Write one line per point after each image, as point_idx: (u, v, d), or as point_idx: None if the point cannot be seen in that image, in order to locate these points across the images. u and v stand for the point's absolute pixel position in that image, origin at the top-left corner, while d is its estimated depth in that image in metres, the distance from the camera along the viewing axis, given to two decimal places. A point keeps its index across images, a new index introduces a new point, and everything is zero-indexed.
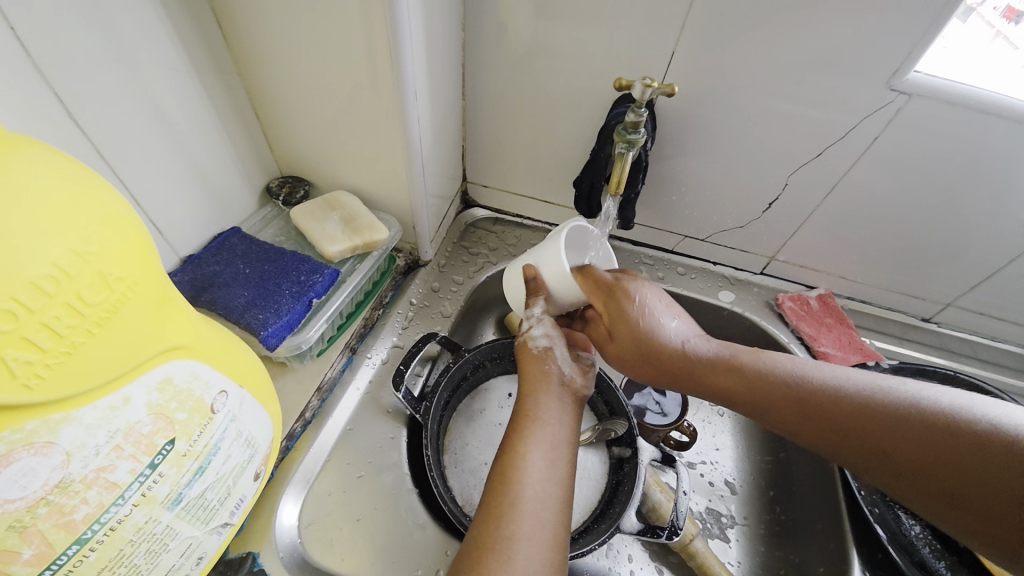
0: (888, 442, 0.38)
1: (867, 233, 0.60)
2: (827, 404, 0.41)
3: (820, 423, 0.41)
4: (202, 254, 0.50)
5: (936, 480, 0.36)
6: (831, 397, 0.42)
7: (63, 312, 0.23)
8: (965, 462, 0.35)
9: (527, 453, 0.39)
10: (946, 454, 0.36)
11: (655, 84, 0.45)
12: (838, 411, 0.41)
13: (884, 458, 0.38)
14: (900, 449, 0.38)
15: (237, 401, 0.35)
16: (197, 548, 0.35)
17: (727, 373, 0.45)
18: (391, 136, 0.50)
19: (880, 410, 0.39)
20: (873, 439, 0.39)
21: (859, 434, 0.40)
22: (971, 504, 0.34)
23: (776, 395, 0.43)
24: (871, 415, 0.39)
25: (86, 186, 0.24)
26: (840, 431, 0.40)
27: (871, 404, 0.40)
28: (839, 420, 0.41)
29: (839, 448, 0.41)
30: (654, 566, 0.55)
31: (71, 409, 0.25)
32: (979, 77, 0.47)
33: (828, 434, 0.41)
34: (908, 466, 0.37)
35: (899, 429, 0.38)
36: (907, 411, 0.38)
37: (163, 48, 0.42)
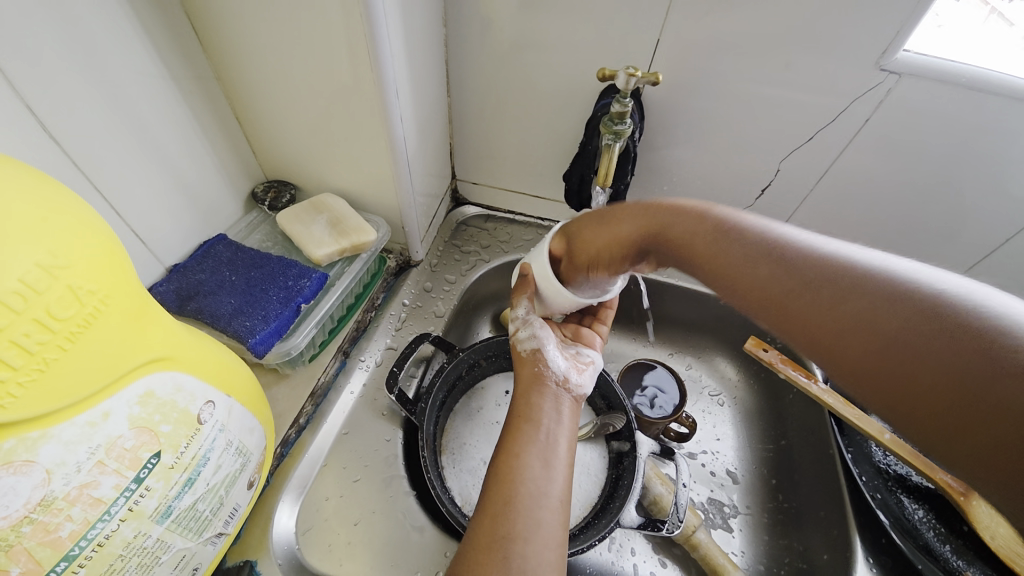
0: (849, 327, 0.27)
1: (862, 217, 0.60)
2: (811, 279, 0.29)
3: (780, 296, 0.30)
4: (188, 262, 0.49)
5: (873, 360, 0.26)
6: (813, 267, 0.29)
7: (33, 328, 0.22)
8: (955, 359, 0.23)
9: (522, 456, 0.39)
10: (888, 339, 0.25)
11: (639, 73, 0.44)
12: (816, 284, 0.29)
13: (873, 347, 0.26)
14: (893, 343, 0.25)
15: (225, 411, 0.35)
16: (191, 559, 0.35)
17: (693, 241, 0.37)
18: (374, 136, 0.49)
19: (867, 290, 0.27)
20: (853, 325, 0.27)
21: (863, 328, 0.26)
22: (950, 415, 0.23)
23: (771, 269, 0.31)
24: (836, 293, 0.28)
25: (52, 199, 0.24)
26: (801, 304, 0.29)
27: (863, 278, 0.27)
28: (816, 300, 0.28)
29: (811, 330, 0.29)
30: (657, 559, 0.55)
31: (48, 426, 0.24)
32: (970, 54, 0.46)
33: (789, 311, 0.30)
34: (923, 369, 0.24)
35: (882, 309, 0.26)
36: (897, 296, 0.25)
37: (138, 55, 0.41)
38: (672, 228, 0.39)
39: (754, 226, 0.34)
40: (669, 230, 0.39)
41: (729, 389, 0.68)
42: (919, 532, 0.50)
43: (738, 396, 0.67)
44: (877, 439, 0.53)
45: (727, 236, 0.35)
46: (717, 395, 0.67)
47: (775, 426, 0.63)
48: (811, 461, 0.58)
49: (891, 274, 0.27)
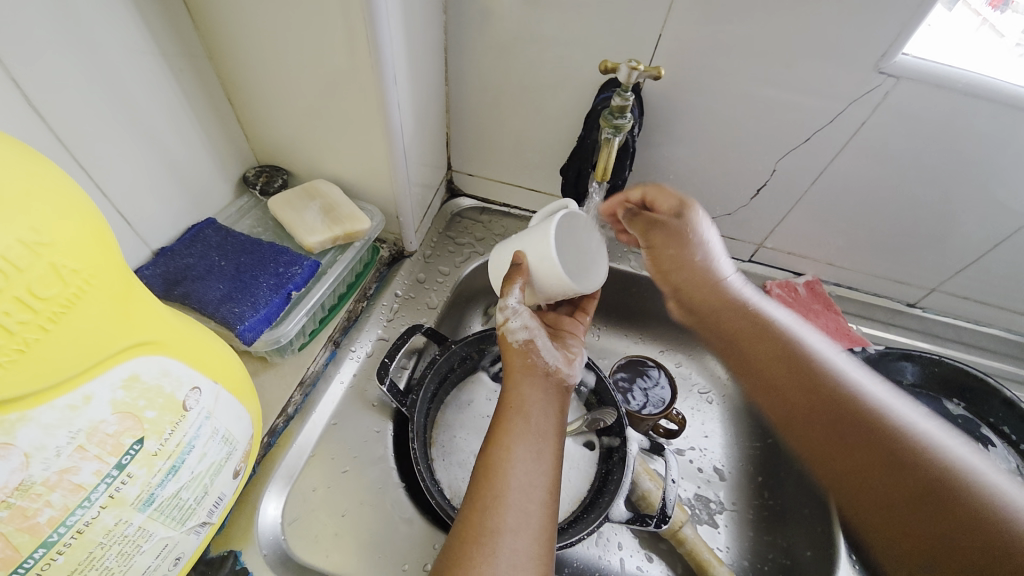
0: (844, 432, 0.43)
1: (855, 219, 0.60)
2: (809, 392, 0.46)
3: (790, 386, 0.48)
4: (175, 246, 0.48)
5: (871, 473, 0.41)
6: (802, 356, 0.49)
7: (13, 307, 0.21)
8: (915, 485, 0.38)
9: (513, 447, 0.38)
10: (880, 453, 0.41)
11: (641, 67, 0.44)
12: (804, 374, 0.48)
13: (854, 461, 0.42)
14: (872, 425, 0.42)
15: (212, 398, 0.34)
16: (174, 548, 0.34)
17: (748, 321, 0.53)
18: (371, 122, 0.48)
19: (872, 418, 0.42)
20: (840, 430, 0.44)
21: (841, 429, 0.44)
22: (895, 495, 0.39)
23: (784, 362, 0.49)
24: (853, 418, 0.43)
25: (34, 173, 0.23)
26: (813, 420, 0.46)
27: (861, 397, 0.44)
28: (826, 419, 0.45)
29: (826, 435, 0.45)
30: (644, 553, 0.55)
31: (27, 409, 0.23)
32: (966, 61, 0.46)
33: (809, 425, 0.46)
34: (871, 468, 0.41)
35: (879, 422, 0.42)
36: (892, 422, 0.42)
37: (128, 31, 0.40)
38: (722, 312, 0.55)
39: (807, 343, 0.50)
40: (715, 296, 0.56)
41: (718, 386, 0.68)
42: None
43: (727, 393, 0.67)
44: None
45: (772, 338, 0.51)
46: (706, 394, 0.68)
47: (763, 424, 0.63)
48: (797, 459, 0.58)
49: (895, 414, 0.42)
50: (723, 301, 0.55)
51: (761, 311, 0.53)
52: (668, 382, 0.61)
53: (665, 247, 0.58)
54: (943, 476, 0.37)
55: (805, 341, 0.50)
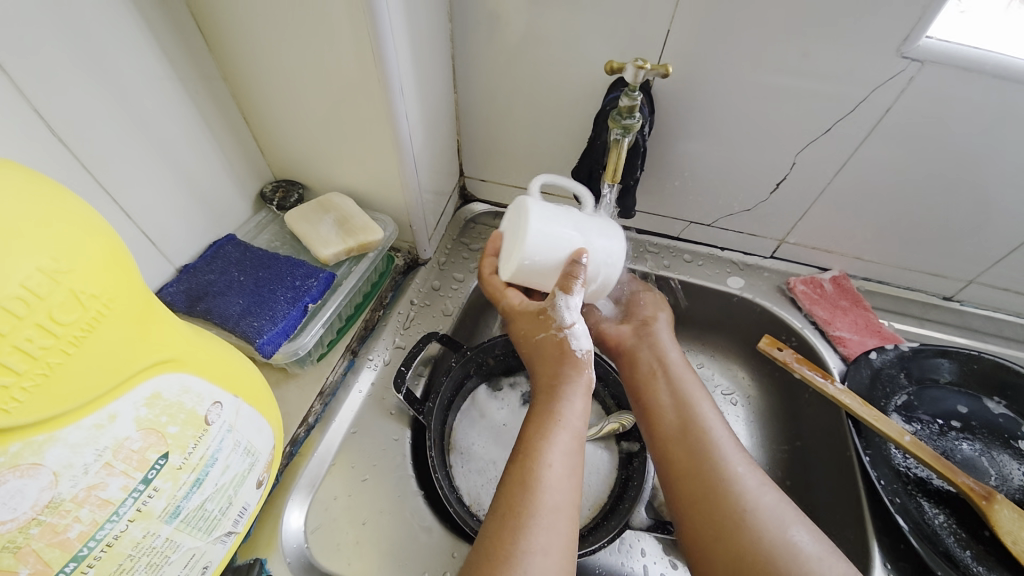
0: (699, 487, 0.42)
1: (882, 211, 0.58)
2: (693, 449, 0.44)
3: (671, 438, 0.46)
4: (197, 263, 0.50)
5: (712, 534, 0.40)
6: (693, 415, 0.47)
7: (36, 333, 0.23)
8: (736, 548, 0.38)
9: (551, 459, 0.38)
10: (712, 514, 0.41)
11: (648, 65, 0.43)
12: (691, 431, 0.46)
13: (694, 507, 0.42)
14: (716, 498, 0.41)
15: (232, 411, 0.35)
16: (202, 558, 0.35)
17: (648, 366, 0.52)
18: (380, 134, 0.49)
19: (727, 484, 0.41)
20: (699, 484, 0.42)
21: (695, 486, 0.43)
22: (717, 562, 0.39)
23: (674, 411, 0.47)
24: (714, 478, 0.42)
25: (52, 203, 0.24)
26: (682, 465, 0.44)
27: (722, 465, 0.43)
28: (688, 470, 0.44)
29: (677, 479, 0.44)
30: (668, 560, 0.54)
31: (54, 430, 0.24)
32: (998, 40, 0.44)
33: (674, 463, 0.45)
34: (711, 528, 0.40)
35: (726, 494, 0.41)
36: (739, 493, 0.41)
37: (144, 57, 0.41)
38: (642, 362, 0.53)
39: (688, 392, 0.49)
40: (639, 348, 0.54)
41: (743, 389, 0.67)
42: (938, 538, 0.49)
43: (752, 396, 0.67)
44: (896, 441, 0.50)
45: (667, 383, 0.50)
46: (730, 395, 0.67)
47: (790, 426, 0.62)
48: (827, 461, 0.56)
49: (740, 482, 0.41)
50: (642, 351, 0.54)
51: (677, 369, 0.51)
52: None
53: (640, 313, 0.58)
54: (767, 553, 0.37)
55: (692, 391, 0.49)
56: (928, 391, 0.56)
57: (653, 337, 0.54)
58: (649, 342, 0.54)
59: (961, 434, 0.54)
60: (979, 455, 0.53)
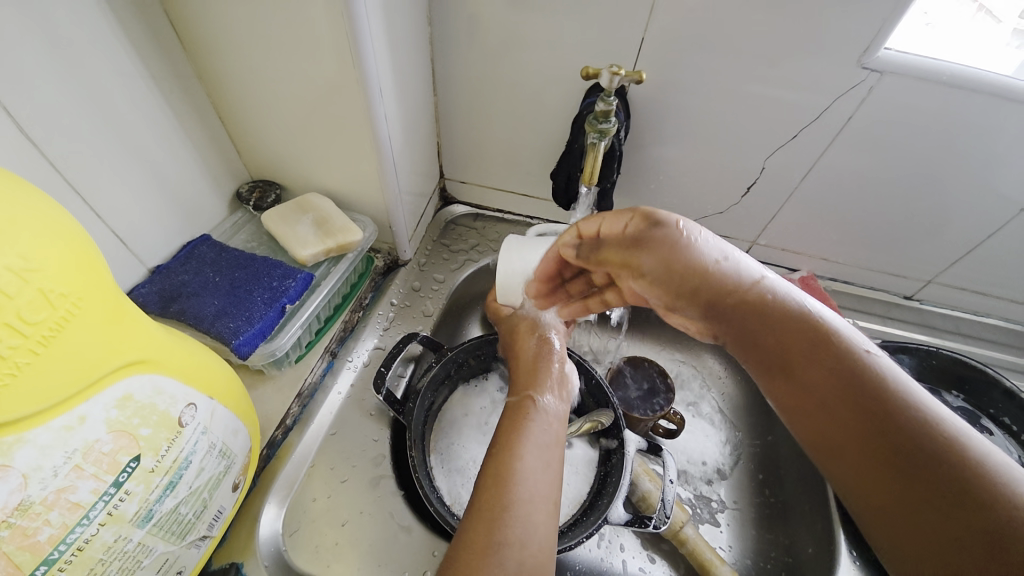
0: (873, 425, 0.34)
1: (847, 214, 0.60)
2: (855, 383, 0.35)
3: (822, 383, 0.37)
4: (171, 264, 0.49)
5: (870, 459, 0.34)
6: (839, 348, 0.37)
7: (4, 332, 0.22)
8: (945, 485, 0.31)
9: (524, 453, 0.39)
10: (867, 436, 0.34)
11: (623, 71, 0.44)
12: (841, 367, 0.36)
13: (871, 447, 0.34)
14: (903, 430, 0.33)
15: (207, 413, 0.35)
16: (175, 563, 0.35)
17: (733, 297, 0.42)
18: (359, 134, 0.49)
19: (909, 410, 0.33)
20: (869, 423, 0.34)
21: (871, 427, 0.34)
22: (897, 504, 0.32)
23: (812, 348, 0.38)
24: (891, 408, 0.34)
25: (19, 201, 0.23)
26: (839, 408, 0.36)
27: (894, 391, 0.34)
28: (857, 408, 0.35)
29: (842, 426, 0.35)
30: (646, 554, 0.55)
31: (23, 431, 0.24)
32: (952, 52, 0.46)
33: (834, 412, 0.36)
34: (902, 471, 0.32)
35: (886, 407, 0.34)
36: (925, 419, 0.33)
37: (116, 54, 0.41)
38: (733, 300, 0.42)
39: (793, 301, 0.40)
40: (721, 287, 0.42)
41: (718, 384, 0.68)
42: None
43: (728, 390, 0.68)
44: None
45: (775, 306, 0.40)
46: (704, 390, 0.68)
47: (763, 421, 0.63)
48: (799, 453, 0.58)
49: (920, 405, 0.34)
50: (746, 296, 0.41)
51: (787, 297, 0.40)
52: (666, 384, 0.61)
53: (663, 253, 0.43)
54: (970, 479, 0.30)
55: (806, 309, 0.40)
56: None
57: (696, 261, 0.42)
58: (722, 282, 0.42)
59: None
60: None
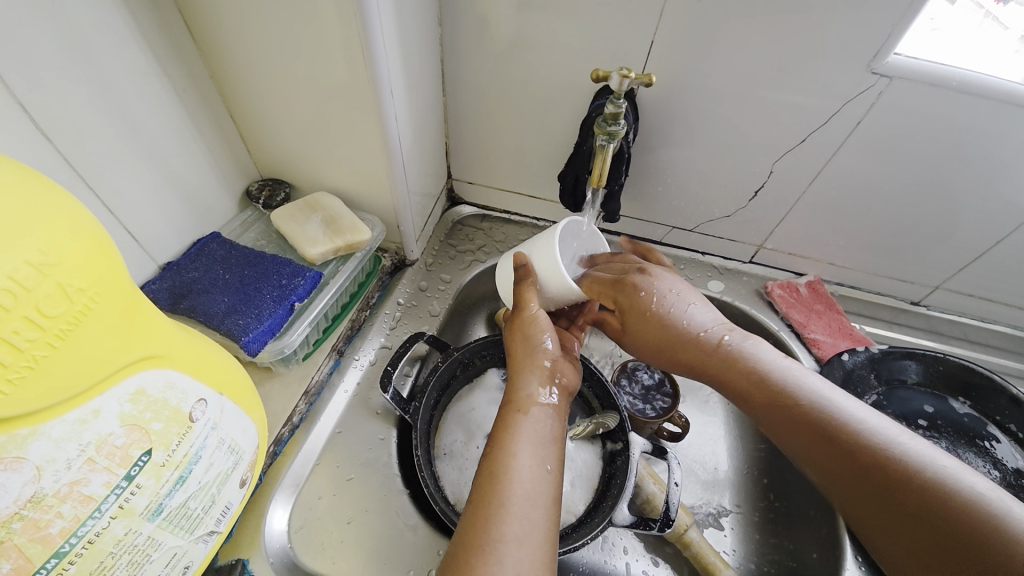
0: (867, 480, 0.37)
1: (854, 219, 0.60)
2: (839, 443, 0.38)
3: (813, 447, 0.40)
4: (181, 261, 0.49)
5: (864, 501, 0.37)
6: (805, 403, 0.41)
7: (22, 325, 0.22)
8: (955, 539, 0.32)
9: (519, 449, 0.39)
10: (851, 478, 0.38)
11: (633, 74, 0.45)
12: (818, 424, 0.40)
13: (880, 510, 0.36)
14: (907, 487, 0.35)
15: (217, 409, 0.35)
16: (183, 557, 0.35)
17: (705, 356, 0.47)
18: (369, 134, 0.49)
19: (898, 464, 0.36)
20: (867, 483, 0.36)
21: (867, 484, 0.37)
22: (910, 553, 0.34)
23: (789, 409, 0.42)
24: (882, 464, 0.36)
25: (40, 196, 0.24)
26: (836, 469, 0.38)
27: (873, 444, 0.37)
28: (851, 469, 0.37)
29: (835, 482, 0.38)
30: (650, 557, 0.55)
31: (38, 423, 0.24)
32: (962, 59, 0.46)
33: (827, 468, 0.39)
34: (918, 532, 0.34)
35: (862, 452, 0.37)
36: (918, 468, 0.35)
37: (131, 53, 0.41)
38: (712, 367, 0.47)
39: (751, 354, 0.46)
40: (693, 349, 0.47)
41: None
42: None
43: None
44: None
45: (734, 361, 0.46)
46: (710, 394, 0.67)
47: None
48: None
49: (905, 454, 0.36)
50: (715, 359, 0.47)
51: (746, 353, 0.46)
52: (670, 386, 0.61)
53: (645, 323, 0.49)
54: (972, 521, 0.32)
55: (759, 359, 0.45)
56: (897, 391, 0.58)
57: (675, 327, 0.48)
58: (694, 343, 0.47)
59: (928, 433, 0.56)
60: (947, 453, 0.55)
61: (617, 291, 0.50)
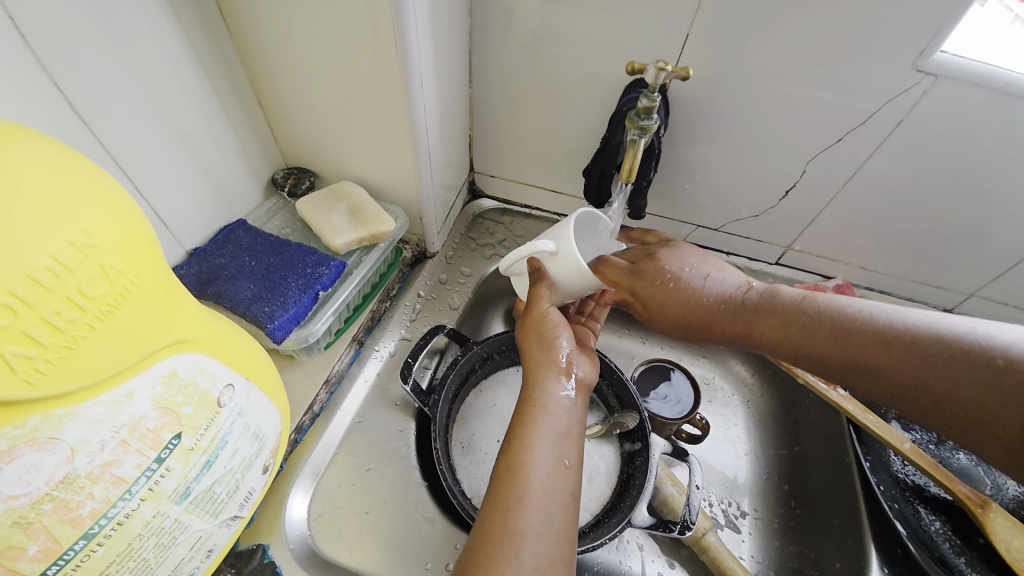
0: (903, 376, 0.42)
1: (889, 222, 0.58)
2: (878, 354, 0.43)
3: (858, 367, 0.44)
4: (208, 246, 0.50)
5: (913, 393, 0.42)
6: (839, 327, 0.45)
7: (63, 306, 0.22)
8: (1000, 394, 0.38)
9: (532, 440, 0.38)
10: (896, 375, 0.43)
11: (669, 67, 0.43)
12: (851, 342, 0.44)
13: (930, 396, 0.41)
14: (937, 369, 0.41)
15: (244, 395, 0.35)
16: (207, 541, 0.35)
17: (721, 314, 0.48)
18: (396, 124, 0.49)
19: (924, 345, 0.42)
20: (920, 379, 0.42)
21: (909, 383, 0.42)
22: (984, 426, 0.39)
23: (824, 340, 0.45)
24: (926, 354, 0.41)
25: (82, 176, 0.24)
26: (889, 373, 0.43)
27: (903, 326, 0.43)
28: (892, 371, 0.43)
29: (882, 386, 0.44)
30: (666, 559, 0.54)
31: (74, 405, 0.24)
32: (1011, 57, 0.44)
33: (865, 379, 0.44)
34: (952, 402, 0.40)
35: (895, 352, 0.43)
36: (931, 340, 0.42)
37: (165, 38, 0.41)
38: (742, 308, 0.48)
39: (766, 300, 0.48)
40: (716, 314, 0.48)
41: (743, 391, 0.66)
42: (934, 543, 0.50)
43: (752, 399, 0.66)
44: (896, 449, 0.53)
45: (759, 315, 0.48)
46: (729, 397, 0.66)
47: (790, 431, 0.62)
48: (826, 467, 0.58)
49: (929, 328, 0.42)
50: (735, 317, 0.48)
51: (758, 303, 0.48)
52: (691, 387, 0.60)
53: (670, 297, 0.48)
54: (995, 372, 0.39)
55: (776, 303, 0.48)
56: None
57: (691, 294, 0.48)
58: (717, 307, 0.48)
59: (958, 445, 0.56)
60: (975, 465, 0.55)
61: (637, 276, 0.47)
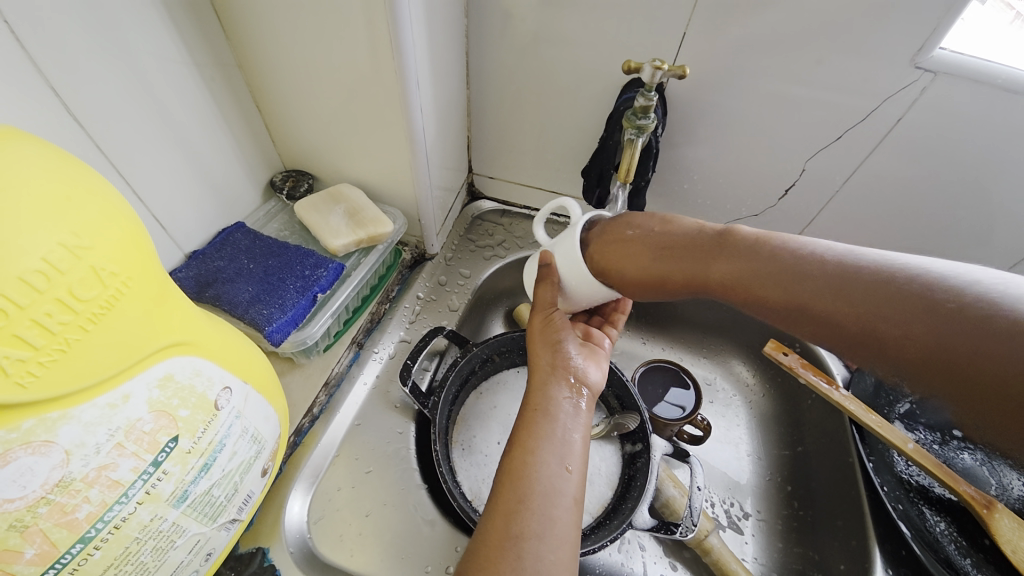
0: (815, 308, 0.36)
1: (890, 220, 0.58)
2: (816, 288, 0.36)
3: (789, 298, 0.37)
4: (207, 249, 0.50)
5: (845, 329, 0.34)
6: (784, 263, 0.38)
7: (55, 308, 0.22)
8: (920, 323, 0.31)
9: (533, 441, 0.38)
10: (800, 307, 0.37)
11: (666, 66, 0.43)
12: (794, 277, 0.37)
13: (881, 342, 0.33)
14: (850, 304, 0.34)
15: (241, 397, 0.35)
16: (206, 544, 0.35)
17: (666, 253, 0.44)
18: (393, 126, 0.49)
19: (862, 277, 0.34)
20: (857, 317, 0.34)
21: (842, 318, 0.34)
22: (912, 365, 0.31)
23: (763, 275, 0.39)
24: (858, 286, 0.34)
25: (75, 178, 0.24)
26: (798, 305, 0.37)
27: (889, 268, 0.33)
28: (814, 302, 0.36)
29: (824, 327, 0.36)
30: (668, 561, 0.54)
31: (69, 407, 0.24)
32: (1010, 54, 0.44)
33: (781, 311, 0.38)
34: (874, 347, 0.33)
35: (808, 281, 0.36)
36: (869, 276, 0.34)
37: (162, 41, 0.41)
38: (681, 258, 0.44)
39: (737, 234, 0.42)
40: (665, 251, 0.45)
41: (745, 392, 0.67)
42: (939, 545, 0.47)
43: (754, 399, 0.66)
44: (899, 448, 0.51)
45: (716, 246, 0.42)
46: (731, 398, 0.66)
47: (793, 431, 0.62)
48: (829, 469, 0.57)
49: (951, 278, 0.31)
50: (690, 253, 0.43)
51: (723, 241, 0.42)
52: (692, 387, 0.59)
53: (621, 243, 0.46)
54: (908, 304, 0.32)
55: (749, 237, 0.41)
56: None
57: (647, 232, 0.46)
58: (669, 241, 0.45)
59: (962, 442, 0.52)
60: (980, 464, 0.51)
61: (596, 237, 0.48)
